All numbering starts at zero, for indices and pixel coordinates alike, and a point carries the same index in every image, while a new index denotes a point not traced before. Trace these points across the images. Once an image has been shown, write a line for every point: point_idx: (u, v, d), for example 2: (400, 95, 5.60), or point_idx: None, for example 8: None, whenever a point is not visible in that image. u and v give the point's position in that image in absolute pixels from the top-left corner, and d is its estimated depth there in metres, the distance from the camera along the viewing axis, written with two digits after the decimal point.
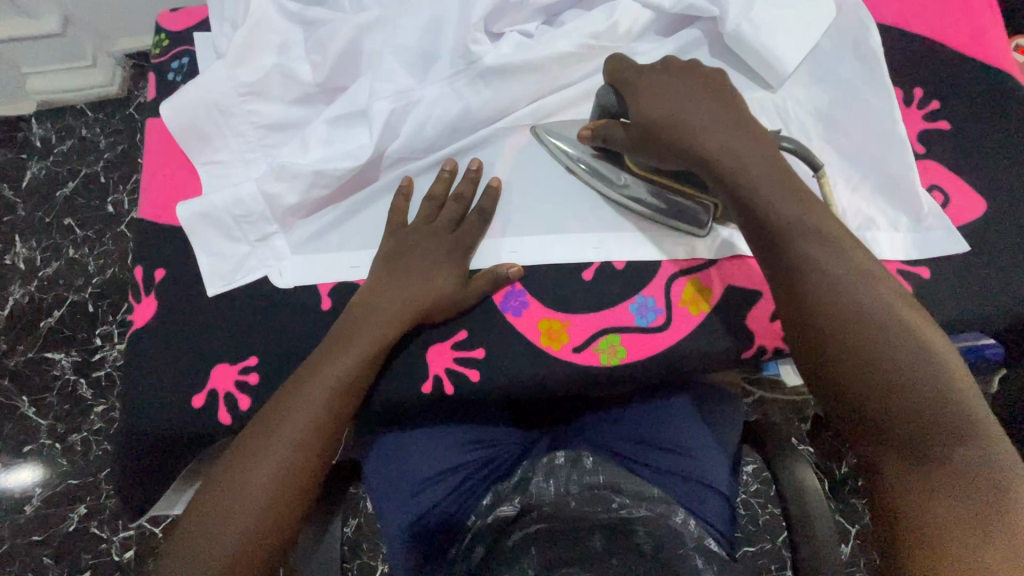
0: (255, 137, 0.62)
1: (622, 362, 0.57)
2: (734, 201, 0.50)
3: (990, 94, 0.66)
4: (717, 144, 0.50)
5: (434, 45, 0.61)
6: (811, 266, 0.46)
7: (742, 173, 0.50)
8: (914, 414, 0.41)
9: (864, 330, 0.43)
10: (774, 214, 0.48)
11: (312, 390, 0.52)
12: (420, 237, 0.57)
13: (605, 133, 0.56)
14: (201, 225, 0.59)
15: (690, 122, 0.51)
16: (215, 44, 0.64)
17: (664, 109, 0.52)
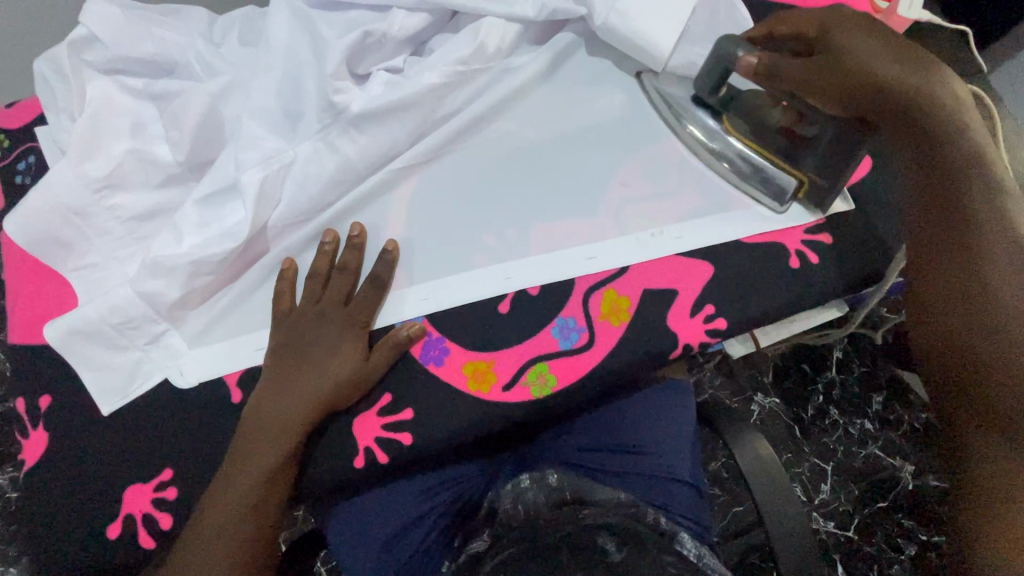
0: (124, 232, 0.57)
1: (554, 390, 0.56)
2: (910, 144, 0.52)
3: None
4: (911, 82, 0.50)
5: (296, 101, 0.57)
6: (983, 181, 0.50)
7: (939, 128, 0.50)
8: (982, 321, 0.48)
9: (985, 295, 0.48)
10: (959, 163, 0.50)
11: (218, 521, 0.50)
12: (311, 321, 0.54)
13: (770, 67, 0.54)
14: (75, 342, 0.54)
15: (864, 67, 0.51)
16: (58, 140, 0.59)
17: (874, 69, 0.50)
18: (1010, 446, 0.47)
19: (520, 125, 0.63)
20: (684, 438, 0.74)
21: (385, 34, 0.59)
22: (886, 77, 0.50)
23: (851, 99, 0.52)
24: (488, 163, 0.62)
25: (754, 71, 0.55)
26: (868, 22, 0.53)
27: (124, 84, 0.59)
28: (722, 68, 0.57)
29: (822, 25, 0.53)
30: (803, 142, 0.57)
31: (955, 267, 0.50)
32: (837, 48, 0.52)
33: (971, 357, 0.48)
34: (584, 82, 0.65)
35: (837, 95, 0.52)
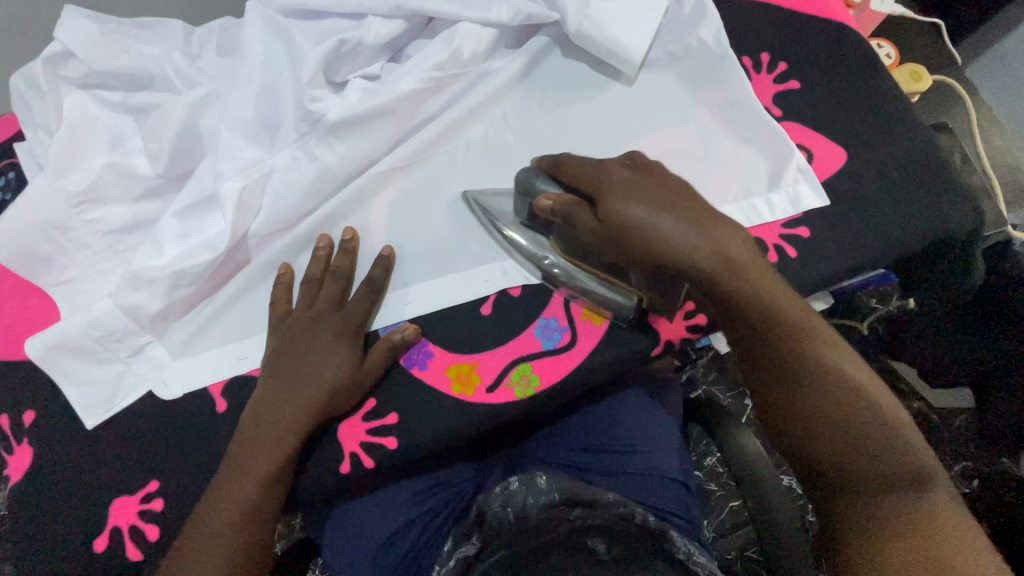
0: (105, 246, 0.57)
1: (538, 390, 0.56)
2: (722, 304, 0.47)
3: (830, 42, 0.68)
4: (676, 249, 0.44)
5: (273, 111, 0.57)
6: (743, 290, 0.45)
7: (737, 288, 0.45)
8: (817, 413, 0.46)
9: (800, 385, 0.47)
10: (737, 288, 0.46)
11: (214, 533, 0.49)
12: (304, 328, 0.54)
13: (568, 209, 0.49)
14: (60, 356, 0.54)
15: (649, 234, 0.45)
16: (37, 155, 0.59)
17: (676, 245, 0.44)
18: (856, 518, 0.45)
19: (498, 129, 0.64)
20: (674, 435, 0.75)
21: (361, 41, 0.60)
22: (694, 241, 0.44)
23: (662, 270, 0.46)
24: (467, 167, 0.62)
25: (548, 211, 0.50)
26: (649, 185, 0.46)
27: (102, 98, 0.59)
28: (529, 203, 0.54)
29: (597, 187, 0.48)
30: (620, 268, 0.51)
31: (765, 359, 0.48)
32: (608, 216, 0.46)
33: (817, 453, 0.47)
34: (561, 85, 0.65)
35: (631, 258, 0.47)
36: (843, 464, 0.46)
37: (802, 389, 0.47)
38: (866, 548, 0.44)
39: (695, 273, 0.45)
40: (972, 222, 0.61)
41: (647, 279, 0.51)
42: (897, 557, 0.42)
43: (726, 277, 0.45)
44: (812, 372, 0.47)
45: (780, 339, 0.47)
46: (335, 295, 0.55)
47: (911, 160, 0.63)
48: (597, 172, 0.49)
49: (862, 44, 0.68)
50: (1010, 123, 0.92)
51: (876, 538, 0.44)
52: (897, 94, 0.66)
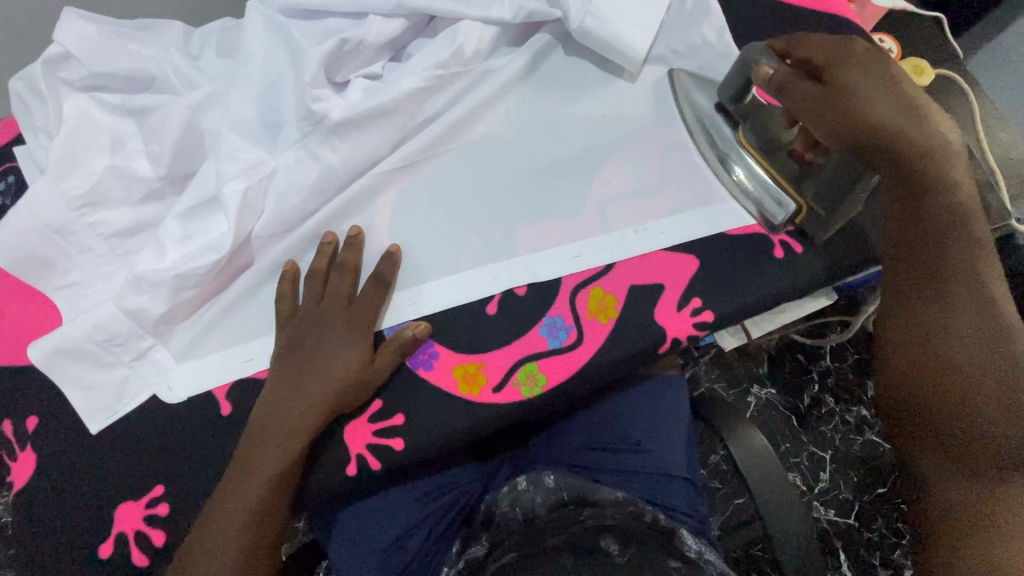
0: (107, 249, 0.57)
1: (545, 390, 0.56)
2: (906, 183, 0.49)
3: (833, 37, 0.68)
4: (887, 119, 0.47)
5: (275, 111, 0.57)
6: (941, 204, 0.49)
7: (918, 178, 0.49)
8: (942, 366, 0.48)
9: (931, 339, 0.49)
10: (926, 205, 0.49)
11: (230, 511, 0.50)
12: (319, 316, 0.54)
13: (782, 84, 0.51)
14: (62, 361, 0.54)
15: (855, 89, 0.48)
16: (37, 158, 0.58)
17: (878, 113, 0.47)
18: (952, 481, 0.46)
19: (501, 127, 0.63)
20: (680, 433, 0.74)
21: (362, 40, 0.59)
22: (894, 120, 0.47)
23: (840, 139, 0.49)
24: (471, 167, 0.62)
25: (763, 82, 0.52)
26: (889, 63, 0.49)
27: (101, 100, 0.58)
28: (744, 78, 0.55)
29: (832, 48, 0.49)
30: (812, 165, 0.54)
31: (920, 283, 0.50)
32: (840, 82, 0.48)
33: (922, 392, 0.48)
34: (564, 83, 0.65)
35: (830, 129, 0.49)
36: (936, 412, 0.48)
37: (962, 311, 0.48)
38: (941, 485, 0.47)
39: (873, 138, 0.48)
40: None
41: (821, 189, 0.53)
42: (981, 521, 0.44)
43: (912, 130, 0.47)
44: (965, 313, 0.48)
45: (961, 248, 0.49)
46: (342, 295, 0.55)
47: None
48: (841, 43, 0.49)
49: (865, 39, 0.68)
50: (1014, 115, 0.91)
51: (978, 505, 0.44)
52: None
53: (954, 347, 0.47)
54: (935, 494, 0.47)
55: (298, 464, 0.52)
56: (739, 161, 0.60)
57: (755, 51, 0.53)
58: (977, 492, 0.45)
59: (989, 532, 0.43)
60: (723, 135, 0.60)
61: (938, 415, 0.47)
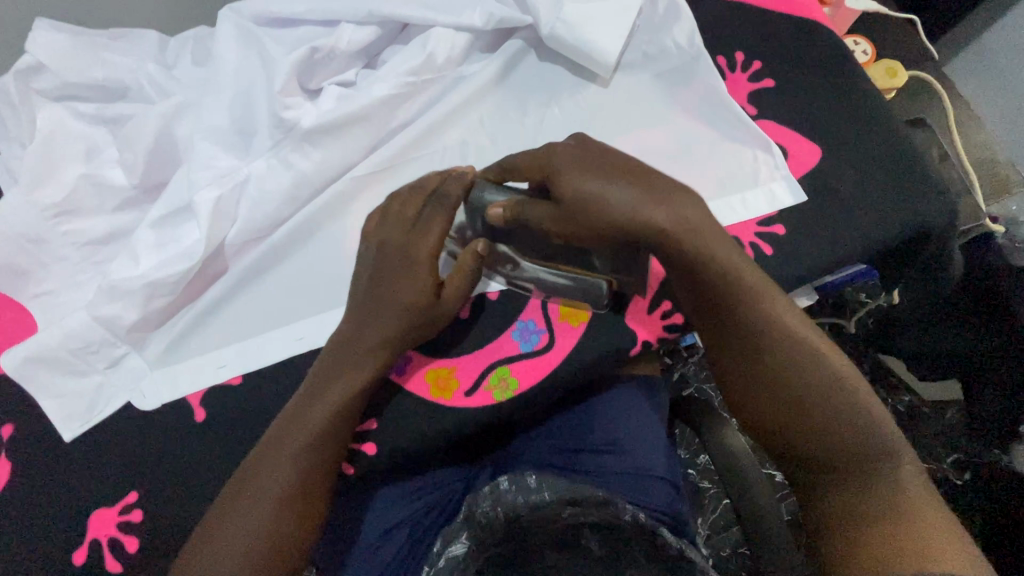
0: (80, 257, 0.57)
1: (516, 394, 0.57)
2: (691, 270, 0.48)
3: (803, 41, 0.68)
4: (663, 215, 0.46)
5: (248, 119, 0.58)
6: (719, 272, 0.48)
7: (683, 254, 0.47)
8: (790, 398, 0.48)
9: (768, 381, 0.49)
10: (723, 261, 0.47)
11: (292, 440, 0.50)
12: (384, 244, 0.53)
13: (518, 211, 0.51)
14: (35, 370, 0.54)
15: (611, 198, 0.46)
16: (11, 167, 0.59)
17: (614, 210, 0.46)
18: (834, 480, 0.48)
19: (474, 132, 0.64)
20: (660, 434, 0.75)
21: (334, 48, 0.60)
22: (642, 206, 0.46)
23: (630, 240, 0.48)
24: (444, 172, 0.62)
25: (501, 219, 0.52)
26: (610, 159, 0.49)
27: (75, 109, 0.59)
28: (480, 217, 0.54)
29: (542, 166, 0.50)
30: (587, 250, 0.53)
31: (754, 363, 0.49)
32: (564, 194, 0.48)
33: (798, 441, 0.49)
34: (536, 88, 0.65)
35: (626, 242, 0.48)
36: (824, 451, 0.48)
37: (788, 357, 0.48)
38: (840, 496, 0.47)
39: (642, 233, 0.47)
40: (946, 218, 0.62)
41: (613, 261, 0.54)
42: (877, 537, 0.44)
43: (658, 220, 0.46)
44: (796, 357, 0.48)
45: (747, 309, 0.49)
46: (397, 241, 0.52)
47: (885, 157, 0.63)
48: (547, 153, 0.50)
49: (835, 42, 0.68)
50: (989, 117, 0.92)
51: (852, 513, 0.46)
52: (871, 91, 0.66)
53: (804, 381, 0.48)
54: (831, 518, 0.47)
55: (362, 396, 0.52)
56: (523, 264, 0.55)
57: (503, 189, 0.53)
58: (889, 514, 0.45)
59: (892, 531, 0.44)
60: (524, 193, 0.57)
61: (828, 454, 0.48)
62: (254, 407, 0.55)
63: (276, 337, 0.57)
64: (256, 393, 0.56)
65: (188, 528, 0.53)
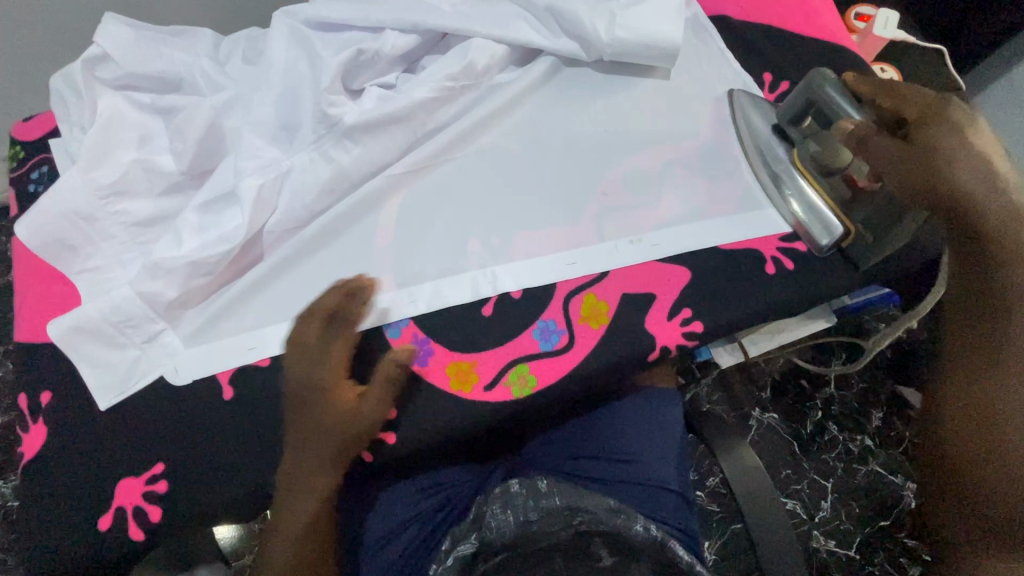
0: (127, 237, 0.60)
1: (534, 390, 0.57)
2: (970, 233, 0.53)
3: (830, 64, 0.71)
4: (967, 177, 0.51)
5: (293, 115, 0.61)
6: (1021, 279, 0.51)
7: (993, 246, 0.52)
8: (997, 422, 0.51)
9: (984, 383, 0.52)
10: (1015, 248, 0.51)
11: (300, 481, 0.55)
12: (312, 358, 0.56)
13: (865, 137, 0.56)
14: (77, 340, 0.56)
15: (940, 150, 0.52)
16: (70, 150, 0.62)
17: (962, 180, 0.52)
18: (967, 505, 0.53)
19: (506, 138, 0.66)
20: (671, 447, 0.75)
21: (379, 53, 0.64)
22: (953, 192, 0.52)
23: (919, 197, 0.54)
24: (477, 174, 0.64)
25: (845, 135, 0.57)
26: (969, 126, 0.52)
27: (133, 99, 0.63)
28: (806, 100, 0.61)
29: (941, 152, 0.52)
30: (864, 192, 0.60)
31: (979, 343, 0.53)
32: (921, 139, 0.53)
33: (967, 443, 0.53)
34: (569, 100, 0.68)
35: (919, 195, 0.54)
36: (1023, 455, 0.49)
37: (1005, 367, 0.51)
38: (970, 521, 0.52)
39: (943, 198, 0.53)
40: None
41: (873, 213, 0.60)
42: (998, 551, 0.50)
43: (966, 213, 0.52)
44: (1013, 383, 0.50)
45: (982, 320, 0.54)
46: (310, 356, 0.56)
47: None
48: (933, 99, 0.54)
49: (863, 68, 0.70)
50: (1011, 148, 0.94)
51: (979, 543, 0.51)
52: None
53: (1009, 407, 0.50)
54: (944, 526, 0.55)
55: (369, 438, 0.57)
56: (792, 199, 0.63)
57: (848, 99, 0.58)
58: (987, 526, 0.51)
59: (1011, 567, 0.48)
60: (776, 154, 0.64)
61: (1006, 460, 0.50)
62: (281, 388, 0.57)
63: None
64: (284, 374, 0.57)
65: (210, 502, 0.54)
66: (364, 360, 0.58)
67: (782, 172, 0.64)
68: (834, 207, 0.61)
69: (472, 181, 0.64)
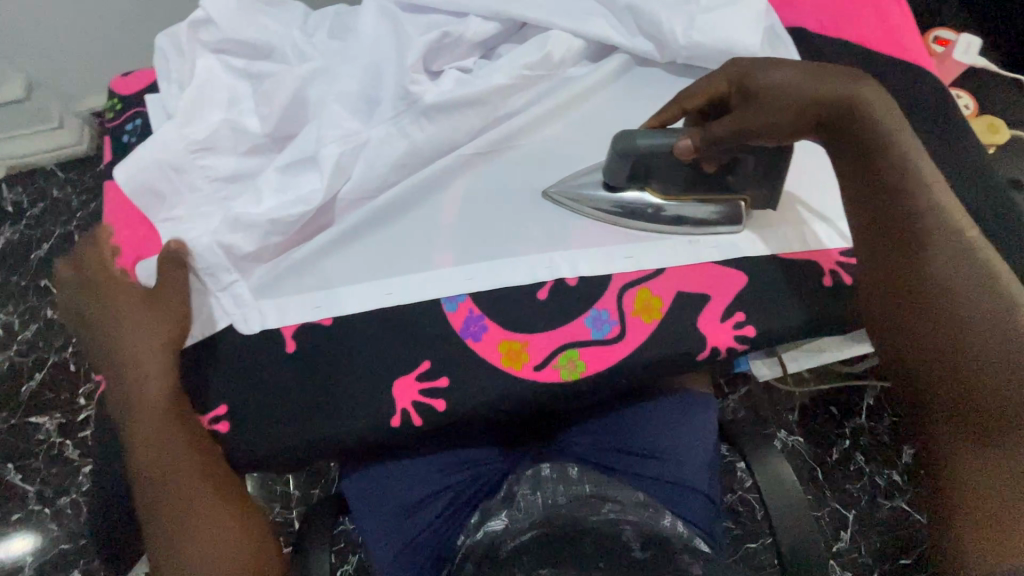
0: (210, 191, 0.64)
1: (582, 376, 0.59)
2: (891, 134, 0.54)
3: (908, 85, 0.70)
4: (842, 89, 0.54)
5: (375, 89, 0.64)
6: (922, 217, 0.53)
7: (891, 178, 0.54)
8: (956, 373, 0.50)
9: (943, 340, 0.50)
10: (908, 199, 0.53)
11: (160, 434, 0.55)
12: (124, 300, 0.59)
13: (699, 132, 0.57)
14: (159, 283, 0.60)
15: (754, 122, 0.55)
16: (166, 105, 0.67)
17: (777, 87, 0.55)
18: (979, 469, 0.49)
19: (574, 130, 0.68)
20: (705, 452, 0.75)
21: (463, 36, 0.66)
22: (850, 96, 0.54)
23: (824, 116, 0.55)
24: (542, 162, 0.66)
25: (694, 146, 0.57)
26: (779, 62, 0.57)
27: (227, 63, 0.66)
28: (631, 159, 0.60)
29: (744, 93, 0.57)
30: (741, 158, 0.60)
31: (923, 304, 0.51)
32: (750, 104, 0.56)
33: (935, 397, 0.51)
34: (639, 98, 0.69)
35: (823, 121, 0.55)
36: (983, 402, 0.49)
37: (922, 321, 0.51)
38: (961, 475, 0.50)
39: (846, 107, 0.54)
40: None
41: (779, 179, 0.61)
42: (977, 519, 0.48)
43: (878, 156, 0.54)
44: (940, 339, 0.50)
45: (893, 291, 0.53)
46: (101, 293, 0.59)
47: (981, 208, 0.63)
48: (739, 66, 0.58)
49: (940, 92, 0.70)
50: None
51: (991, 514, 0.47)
52: (974, 143, 0.67)
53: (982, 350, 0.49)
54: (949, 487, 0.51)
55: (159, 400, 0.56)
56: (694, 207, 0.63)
57: (655, 133, 0.58)
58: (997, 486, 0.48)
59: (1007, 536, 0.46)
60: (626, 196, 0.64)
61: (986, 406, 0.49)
62: (340, 347, 0.60)
63: (371, 289, 0.61)
64: (345, 334, 0.60)
65: (267, 447, 0.57)
66: (420, 329, 0.60)
67: (631, 204, 0.63)
68: (722, 192, 0.62)
69: (537, 168, 0.66)
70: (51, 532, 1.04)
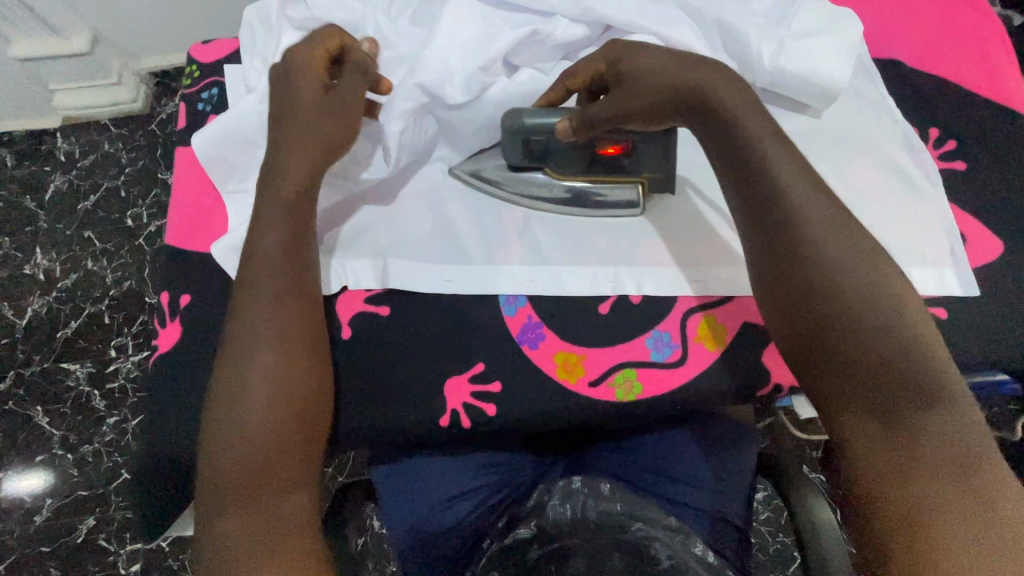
0: None
1: (639, 398, 0.57)
2: (711, 113, 0.52)
3: (1006, 132, 0.67)
4: (673, 72, 0.53)
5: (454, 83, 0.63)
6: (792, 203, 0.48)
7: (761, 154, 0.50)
8: (855, 361, 0.44)
9: (829, 324, 0.45)
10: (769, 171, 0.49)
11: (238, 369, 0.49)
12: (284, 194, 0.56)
13: (578, 122, 0.57)
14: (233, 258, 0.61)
15: (629, 109, 0.54)
16: (246, 78, 0.67)
17: (643, 73, 0.54)
18: (902, 461, 0.42)
19: None
20: (743, 485, 0.73)
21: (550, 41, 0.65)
22: (678, 82, 0.53)
23: (641, 103, 0.54)
24: None
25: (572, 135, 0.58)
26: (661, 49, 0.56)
27: None
28: (522, 139, 0.61)
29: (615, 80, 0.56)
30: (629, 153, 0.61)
31: (805, 289, 0.47)
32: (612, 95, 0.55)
33: (847, 391, 0.44)
34: None
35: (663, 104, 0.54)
36: (893, 388, 0.43)
37: (834, 299, 0.45)
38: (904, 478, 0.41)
39: (691, 93, 0.52)
40: None
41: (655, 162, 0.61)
42: (904, 508, 0.40)
43: (732, 137, 0.51)
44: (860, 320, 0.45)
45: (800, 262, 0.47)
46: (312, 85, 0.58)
47: None
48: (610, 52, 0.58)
49: None
50: None
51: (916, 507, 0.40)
52: None
53: (873, 330, 0.44)
54: (874, 491, 0.42)
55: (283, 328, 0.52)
56: (623, 191, 0.63)
57: (545, 113, 0.59)
58: (917, 481, 0.41)
59: (954, 521, 0.39)
60: (536, 178, 0.64)
61: (890, 390, 0.43)
62: (396, 339, 0.60)
63: (432, 280, 0.61)
64: (403, 327, 0.60)
65: None
66: (477, 331, 0.60)
67: (532, 183, 0.64)
68: (618, 175, 0.62)
69: None
70: (71, 476, 1.07)
